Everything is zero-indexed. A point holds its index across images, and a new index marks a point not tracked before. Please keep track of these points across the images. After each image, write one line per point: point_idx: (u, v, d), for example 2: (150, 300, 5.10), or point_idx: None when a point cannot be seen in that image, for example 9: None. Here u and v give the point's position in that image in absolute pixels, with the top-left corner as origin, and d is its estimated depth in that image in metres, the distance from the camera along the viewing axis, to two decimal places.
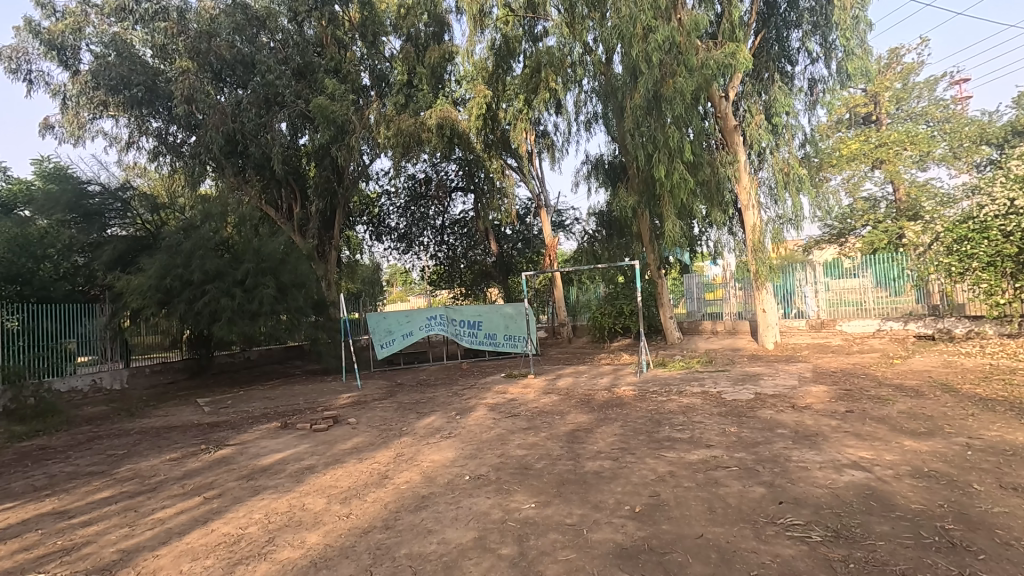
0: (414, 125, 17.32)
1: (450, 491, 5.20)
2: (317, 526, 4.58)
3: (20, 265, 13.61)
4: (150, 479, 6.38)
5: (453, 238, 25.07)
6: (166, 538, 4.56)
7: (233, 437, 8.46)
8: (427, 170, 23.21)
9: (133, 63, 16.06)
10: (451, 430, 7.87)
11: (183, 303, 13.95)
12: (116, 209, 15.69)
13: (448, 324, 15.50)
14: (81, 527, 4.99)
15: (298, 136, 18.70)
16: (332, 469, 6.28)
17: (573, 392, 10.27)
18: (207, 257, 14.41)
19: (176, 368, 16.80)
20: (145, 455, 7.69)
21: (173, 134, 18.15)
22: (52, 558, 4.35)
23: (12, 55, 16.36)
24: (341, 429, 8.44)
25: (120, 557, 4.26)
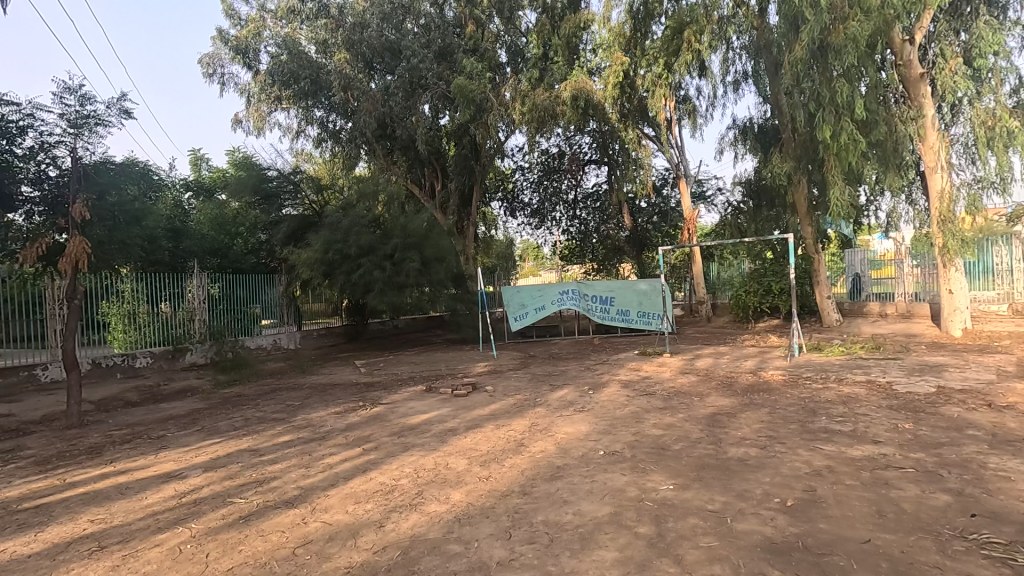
0: (548, 100, 17.28)
1: (584, 465, 5.23)
2: (460, 484, 4.89)
3: (218, 240, 16.98)
4: (320, 429, 7.29)
5: (586, 213, 24.83)
6: (335, 481, 5.18)
7: (385, 397, 9.33)
8: (561, 144, 22.88)
9: (300, 59, 17.94)
10: (585, 404, 7.90)
11: (343, 275, 15.56)
12: (289, 191, 17.50)
13: (581, 299, 15.52)
14: (269, 464, 5.87)
15: (440, 117, 19.53)
16: (473, 433, 6.65)
17: (712, 374, 9.74)
18: (361, 233, 15.76)
19: (336, 333, 19.05)
20: (315, 407, 8.81)
21: (333, 122, 19.70)
22: (250, 487, 5.18)
23: (210, 62, 19.26)
24: (479, 396, 8.90)
25: (300, 493, 4.93)
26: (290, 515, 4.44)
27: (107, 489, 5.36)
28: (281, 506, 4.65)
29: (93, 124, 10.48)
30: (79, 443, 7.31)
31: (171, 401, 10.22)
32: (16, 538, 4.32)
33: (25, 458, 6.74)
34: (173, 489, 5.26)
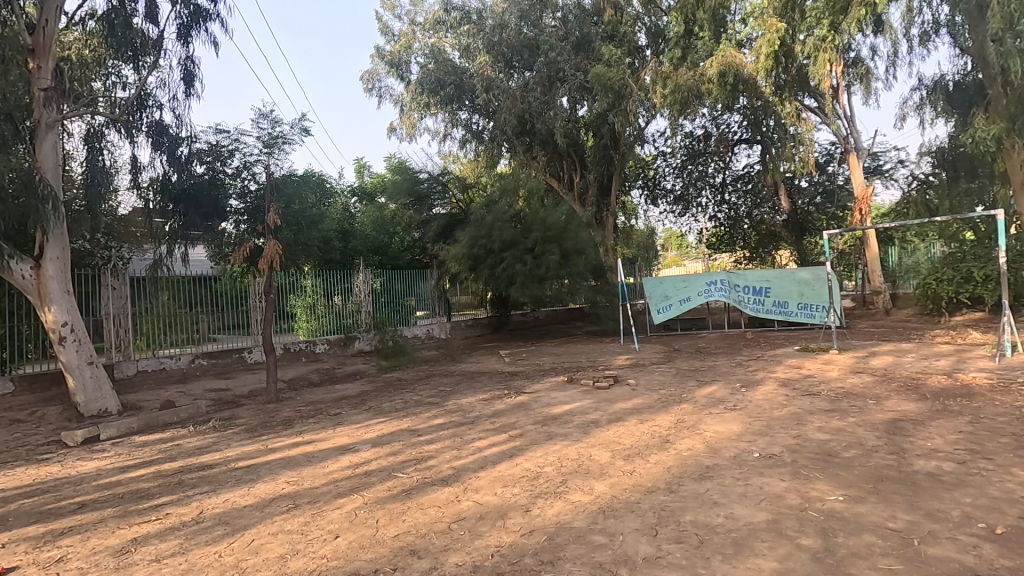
0: (692, 78, 16.34)
1: (737, 466, 4.91)
2: (603, 476, 4.89)
3: (378, 240, 18.66)
4: (469, 414, 7.76)
5: (735, 197, 23.09)
6: (484, 464, 5.50)
7: (528, 386, 9.62)
8: (707, 124, 21.34)
9: (446, 66, 19.10)
10: (737, 402, 7.39)
11: (487, 268, 16.32)
12: (438, 191, 18.77)
13: (730, 290, 14.54)
14: (426, 444, 6.41)
15: (578, 108, 19.53)
16: (615, 426, 6.59)
17: (892, 374, 8.52)
18: (504, 228, 16.36)
19: (482, 324, 20.06)
20: (465, 393, 9.40)
21: (476, 123, 20.58)
22: (410, 464, 5.70)
23: (369, 78, 21.31)
24: (621, 389, 8.79)
25: (453, 473, 5.31)
26: (445, 492, 4.81)
27: (298, 456, 6.26)
28: (438, 483, 5.05)
29: (281, 142, 12.22)
30: (277, 416, 8.63)
31: (344, 383, 11.59)
32: (235, 490, 5.25)
33: (238, 425, 8.13)
34: (349, 460, 5.99)
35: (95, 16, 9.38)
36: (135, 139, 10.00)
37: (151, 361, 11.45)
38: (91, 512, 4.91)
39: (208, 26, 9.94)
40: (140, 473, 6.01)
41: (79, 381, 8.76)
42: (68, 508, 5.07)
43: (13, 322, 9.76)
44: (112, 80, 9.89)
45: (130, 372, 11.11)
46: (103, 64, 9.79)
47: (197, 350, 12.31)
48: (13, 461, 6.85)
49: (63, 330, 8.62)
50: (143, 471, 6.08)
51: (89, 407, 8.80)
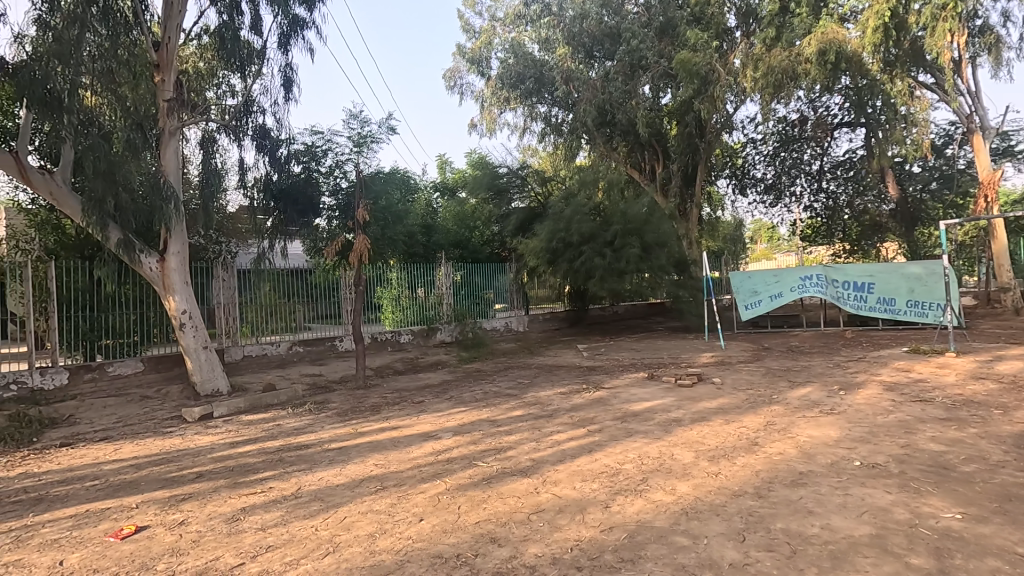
0: (788, 59, 15.29)
1: (834, 474, 4.58)
2: (686, 477, 4.74)
3: (459, 234, 19.12)
4: (547, 407, 7.79)
5: (835, 185, 21.42)
6: (563, 458, 5.50)
7: (607, 382, 9.51)
8: (803, 107, 19.87)
9: (526, 60, 19.16)
10: (835, 405, 6.88)
11: (566, 262, 16.24)
12: (517, 185, 19.00)
13: (828, 286, 13.51)
14: (505, 434, 6.51)
15: (661, 96, 18.93)
16: (698, 425, 6.36)
17: (1021, 382, 7.58)
18: (583, 221, 16.16)
19: (560, 318, 20.05)
20: (543, 386, 9.45)
21: (556, 116, 20.46)
22: (490, 453, 5.81)
23: (451, 76, 21.79)
24: (705, 388, 8.46)
25: (532, 465, 5.35)
26: (524, 483, 4.86)
27: (385, 441, 6.58)
28: (516, 474, 5.12)
29: (370, 142, 12.82)
30: (365, 402, 9.11)
31: (427, 372, 12.03)
32: (328, 469, 5.62)
33: (331, 409, 8.68)
34: (431, 446, 6.21)
35: (208, 31, 10.26)
36: (242, 142, 10.88)
37: (254, 347, 12.47)
38: (207, 482, 5.45)
39: (304, 34, 10.59)
40: (247, 449, 6.58)
41: (195, 363, 9.71)
42: (187, 476, 5.65)
43: (143, 310, 10.94)
44: (222, 88, 10.81)
45: (237, 356, 12.16)
46: (215, 75, 10.73)
47: (294, 338, 13.26)
48: (143, 432, 7.73)
49: (183, 317, 9.58)
50: (249, 447, 6.65)
51: (204, 386, 9.72)
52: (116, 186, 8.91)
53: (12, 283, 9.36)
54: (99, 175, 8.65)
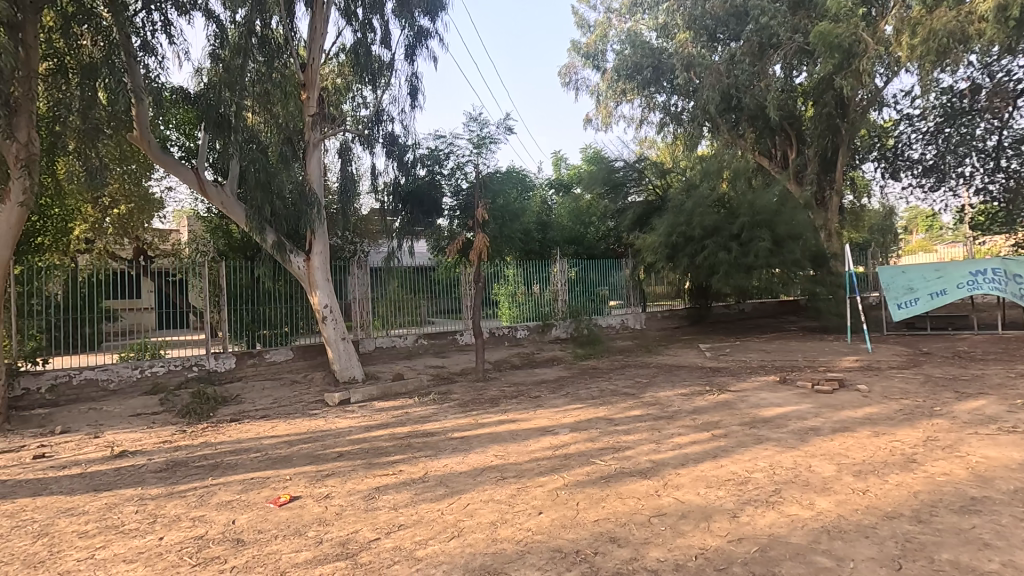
0: (955, 20, 13.02)
1: (1019, 504, 3.90)
2: (827, 492, 4.32)
3: (575, 230, 19.20)
4: (667, 408, 7.52)
5: (1017, 162, 18.27)
6: (685, 461, 5.28)
7: (733, 384, 8.96)
8: (973, 74, 17.10)
9: (644, 49, 18.49)
10: (1018, 422, 5.86)
11: (687, 257, 15.52)
12: (634, 178, 18.48)
13: (1006, 283, 11.57)
14: (624, 434, 6.39)
15: (795, 75, 17.41)
16: (841, 436, 5.76)
17: None
18: (706, 214, 15.25)
19: (680, 315, 19.30)
20: (662, 386, 9.13)
21: (675, 105, 19.62)
22: (607, 452, 5.74)
23: (566, 72, 21.75)
24: (849, 395, 7.63)
25: (652, 466, 5.20)
26: (644, 485, 4.74)
27: (504, 433, 6.76)
28: (636, 475, 5.01)
29: (489, 143, 13.18)
30: (484, 394, 9.44)
31: (543, 368, 12.18)
32: (452, 457, 5.90)
33: (453, 400, 9.12)
34: (548, 441, 6.28)
35: (345, 49, 11.18)
36: (374, 149, 11.76)
37: (385, 339, 13.46)
38: (347, 461, 5.99)
39: (428, 43, 11.18)
40: (379, 433, 7.12)
41: (335, 353, 10.72)
42: (330, 455, 6.25)
43: (292, 304, 12.27)
44: (356, 101, 11.71)
45: (370, 347, 13.21)
46: (350, 89, 11.69)
47: (419, 331, 14.11)
48: (294, 413, 8.69)
49: (325, 311, 10.62)
50: (381, 431, 7.20)
51: (342, 373, 10.69)
52: (272, 195, 10.02)
53: (193, 280, 10.86)
54: (259, 186, 9.88)
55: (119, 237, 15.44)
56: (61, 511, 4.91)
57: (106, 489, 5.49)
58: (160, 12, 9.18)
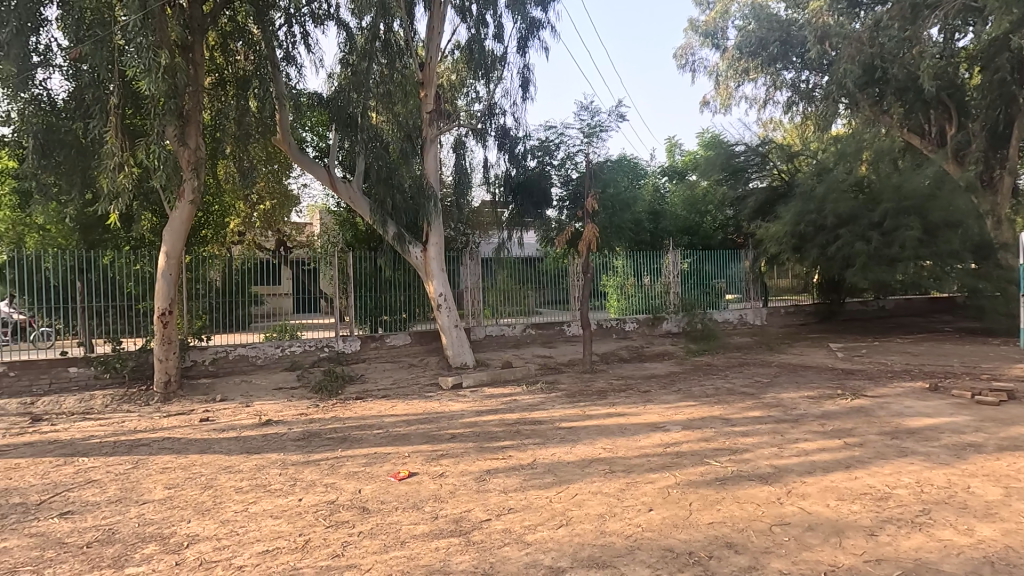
0: None
1: None
2: (989, 518, 3.75)
3: (689, 220, 18.41)
4: (791, 411, 6.96)
5: None
6: (813, 469, 4.86)
7: (871, 388, 8.07)
8: None
9: (770, 22, 17.03)
10: None
11: (817, 248, 14.21)
12: (756, 163, 16.98)
13: None
14: (742, 435, 6.02)
15: (956, 39, 15.16)
16: (1009, 455, 4.97)
17: None
18: (840, 200, 13.84)
19: (807, 311, 17.82)
20: (785, 387, 8.47)
21: (806, 81, 17.96)
22: (723, 453, 5.45)
23: (683, 54, 20.71)
24: (1021, 408, 6.56)
25: (773, 472, 4.86)
26: (765, 491, 4.44)
27: (612, 426, 6.68)
28: (755, 479, 4.71)
29: (600, 131, 12.97)
30: (592, 386, 9.38)
31: (653, 362, 11.82)
32: (560, 447, 5.94)
33: (561, 390, 9.16)
34: (659, 438, 6.10)
35: (459, 46, 11.55)
36: (487, 142, 12.06)
37: (494, 327, 13.82)
38: (460, 443, 6.27)
39: (540, 34, 11.21)
40: (489, 418, 7.37)
41: (448, 339, 11.23)
42: (444, 436, 6.58)
43: (410, 292, 13.02)
44: (470, 96, 12.07)
45: (480, 335, 13.64)
46: (465, 84, 12.05)
47: (527, 321, 14.30)
48: (411, 395, 9.26)
49: (440, 300, 11.16)
50: (491, 416, 7.44)
51: (455, 359, 11.19)
52: (393, 189, 10.78)
53: (324, 268, 11.95)
54: (381, 182, 10.69)
55: (264, 229, 17.36)
56: (222, 468, 5.67)
57: (256, 452, 6.24)
58: (299, 25, 10.09)
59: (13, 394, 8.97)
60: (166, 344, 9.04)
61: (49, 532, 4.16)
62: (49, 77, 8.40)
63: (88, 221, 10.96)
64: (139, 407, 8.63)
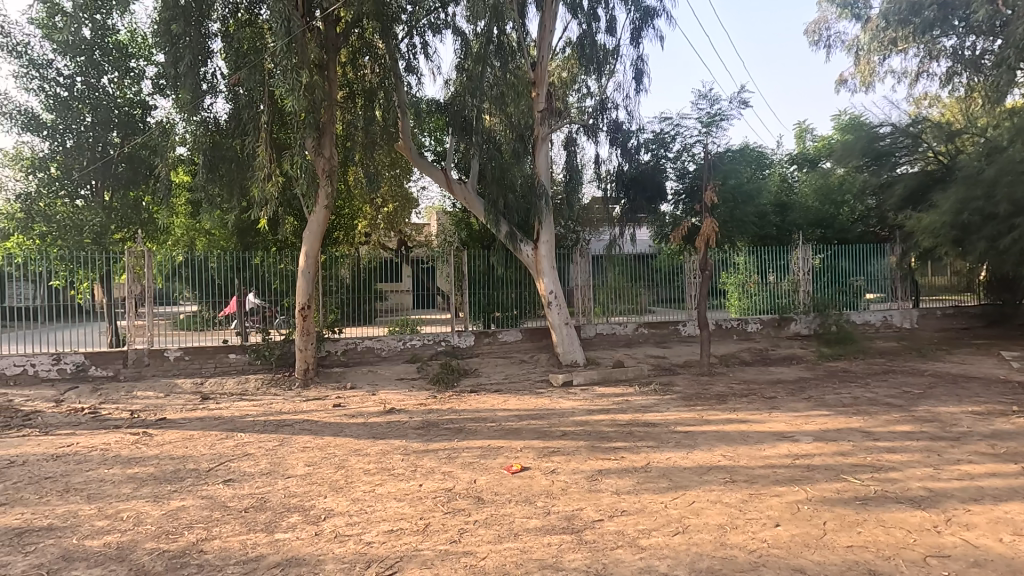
0: None
1: None
2: None
3: (823, 211, 17.32)
4: (951, 427, 6.08)
5: None
6: (979, 497, 4.21)
7: None
8: None
9: None
10: None
11: (986, 240, 12.31)
12: (906, 146, 14.73)
13: None
14: (887, 452, 5.37)
15: None
16: None
17: None
18: (1019, 184, 11.49)
19: (970, 313, 15.62)
20: (943, 400, 7.41)
21: (971, 47, 15.55)
22: (865, 470, 4.91)
23: (816, 29, 18.90)
24: None
25: (928, 496, 4.28)
26: (916, 517, 3.93)
27: (733, 433, 6.29)
28: (904, 502, 4.18)
29: (720, 120, 12.26)
30: (710, 389, 8.90)
31: (779, 366, 10.96)
32: (676, 451, 5.71)
33: (676, 392, 8.80)
34: (787, 448, 5.64)
35: (571, 43, 11.49)
36: (599, 137, 11.91)
37: (605, 326, 13.63)
38: (571, 441, 6.27)
39: (654, 23, 10.84)
40: (601, 418, 7.28)
41: (558, 337, 11.26)
42: (555, 433, 6.61)
43: (521, 289, 13.24)
44: (581, 92, 11.97)
45: (591, 333, 13.51)
46: (576, 81, 11.96)
47: (639, 320, 13.92)
48: (522, 390, 9.42)
49: (550, 297, 11.21)
50: (603, 416, 7.34)
51: (565, 356, 11.21)
52: (505, 189, 11.24)
53: (441, 266, 12.52)
54: (493, 181, 11.13)
55: (387, 231, 18.59)
56: (352, 451, 6.17)
57: (382, 437, 6.72)
58: (420, 36, 10.64)
59: (187, 375, 10.46)
60: (306, 335, 10.03)
61: (215, 496, 4.81)
62: (213, 101, 9.65)
63: (244, 225, 12.49)
64: (284, 391, 9.68)
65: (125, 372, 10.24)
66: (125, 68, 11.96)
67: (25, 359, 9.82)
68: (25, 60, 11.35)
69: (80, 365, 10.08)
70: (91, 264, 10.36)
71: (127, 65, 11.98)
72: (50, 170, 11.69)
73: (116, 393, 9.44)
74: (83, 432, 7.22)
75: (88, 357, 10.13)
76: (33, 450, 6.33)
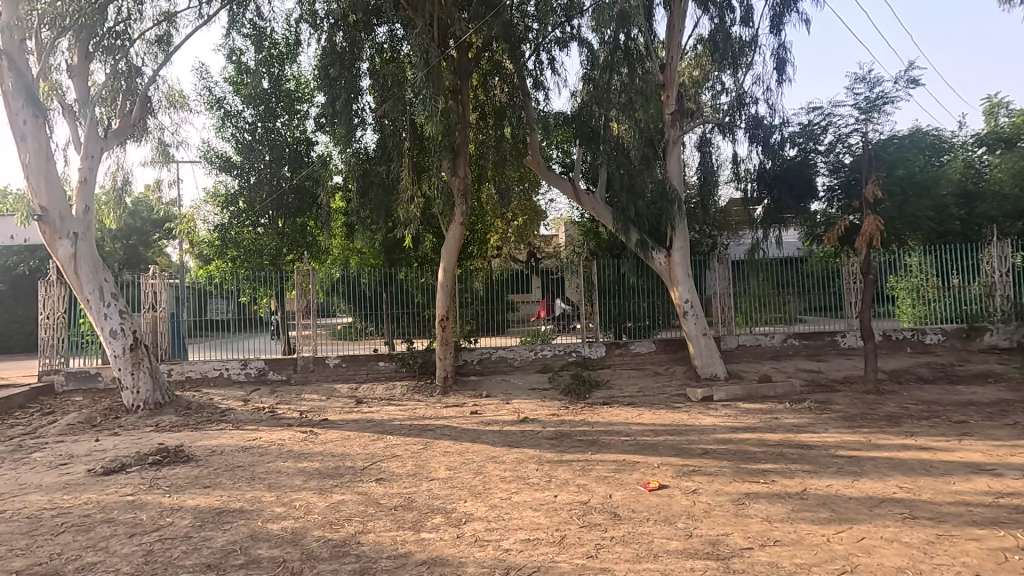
0: None
1: None
2: None
3: None
4: None
5: None
6: None
7: None
8: None
9: None
10: None
11: None
12: None
13: None
14: None
15: None
16: None
17: None
18: None
19: None
20: None
21: None
22: None
23: None
24: None
25: None
26: None
27: (912, 461, 5.44)
28: None
29: (882, 103, 10.83)
30: (879, 409, 7.82)
31: (970, 385, 9.31)
32: (838, 478, 5.08)
33: (836, 411, 7.87)
34: (987, 484, 4.74)
35: (702, 39, 10.97)
36: (736, 135, 11.17)
37: (749, 336, 12.63)
38: (713, 460, 5.89)
39: (797, 6, 9.97)
40: (746, 436, 6.74)
41: (696, 349, 10.67)
42: (695, 450, 6.26)
43: (653, 298, 12.80)
44: (715, 89, 11.33)
45: (733, 344, 12.60)
46: (709, 77, 11.33)
47: (789, 330, 12.73)
48: (658, 404, 9.06)
49: (686, 306, 10.68)
50: (748, 434, 6.80)
51: (704, 369, 10.59)
52: (635, 197, 10.71)
53: (571, 277, 12.57)
54: (624, 189, 10.67)
55: (518, 242, 19.15)
56: (489, 457, 6.39)
57: (516, 446, 6.87)
58: (546, 52, 10.84)
59: (345, 380, 11.66)
60: (445, 345, 10.63)
61: (369, 493, 5.26)
62: (364, 133, 10.69)
63: (390, 244, 13.67)
64: (426, 397, 10.35)
65: (296, 376, 11.67)
66: (294, 111, 13.75)
67: (221, 364, 11.60)
68: (221, 112, 13.59)
69: (261, 370, 11.67)
70: (268, 283, 11.91)
71: (295, 108, 13.76)
72: (239, 203, 13.77)
73: (289, 395, 10.82)
74: (264, 428, 8.35)
75: (268, 363, 11.68)
76: (227, 442, 7.45)
